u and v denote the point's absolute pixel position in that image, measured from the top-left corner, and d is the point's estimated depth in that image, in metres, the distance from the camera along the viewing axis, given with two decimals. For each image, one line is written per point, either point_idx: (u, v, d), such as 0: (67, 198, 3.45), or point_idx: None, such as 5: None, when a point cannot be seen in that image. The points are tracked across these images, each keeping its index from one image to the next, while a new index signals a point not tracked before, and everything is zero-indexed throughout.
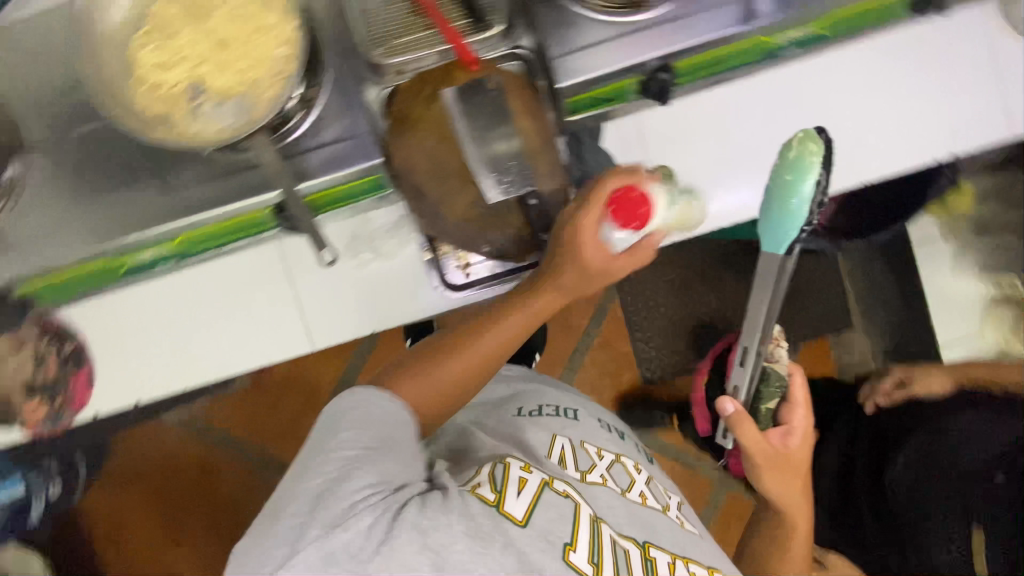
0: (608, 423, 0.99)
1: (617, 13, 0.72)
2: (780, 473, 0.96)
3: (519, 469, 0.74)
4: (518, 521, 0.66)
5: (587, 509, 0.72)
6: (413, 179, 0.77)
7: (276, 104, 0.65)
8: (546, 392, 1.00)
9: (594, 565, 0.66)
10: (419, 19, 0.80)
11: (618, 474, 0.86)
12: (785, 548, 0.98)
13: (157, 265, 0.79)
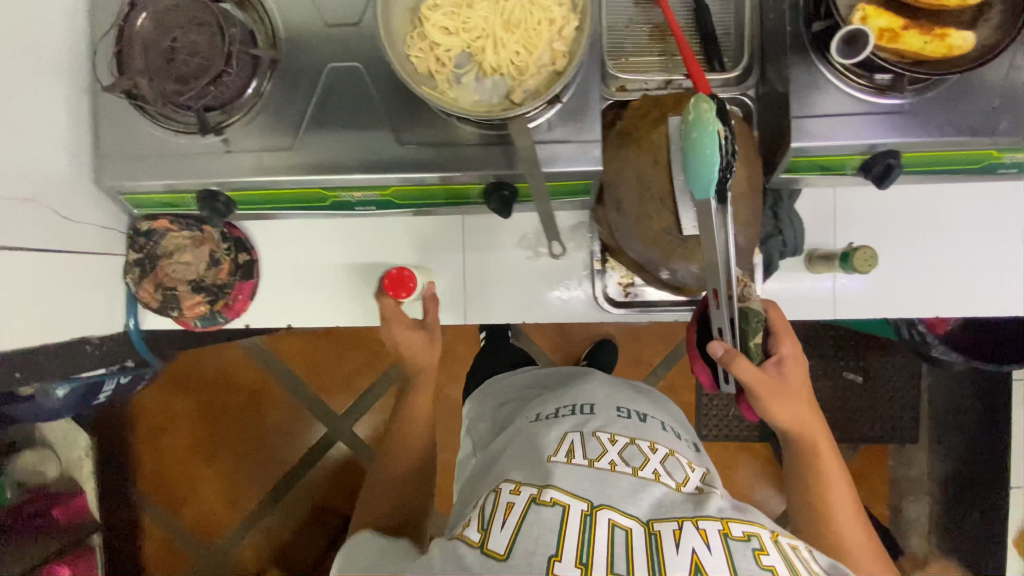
0: (631, 407, 0.80)
1: (866, 91, 0.73)
2: (781, 393, 0.72)
3: (507, 494, 0.65)
4: (497, 557, 0.59)
5: (579, 505, 0.62)
6: (618, 193, 0.78)
7: (535, 94, 0.69)
8: (579, 385, 0.85)
9: (583, 567, 0.57)
10: (657, 47, 0.84)
11: (629, 455, 0.69)
12: (829, 520, 0.74)
13: (357, 206, 0.82)
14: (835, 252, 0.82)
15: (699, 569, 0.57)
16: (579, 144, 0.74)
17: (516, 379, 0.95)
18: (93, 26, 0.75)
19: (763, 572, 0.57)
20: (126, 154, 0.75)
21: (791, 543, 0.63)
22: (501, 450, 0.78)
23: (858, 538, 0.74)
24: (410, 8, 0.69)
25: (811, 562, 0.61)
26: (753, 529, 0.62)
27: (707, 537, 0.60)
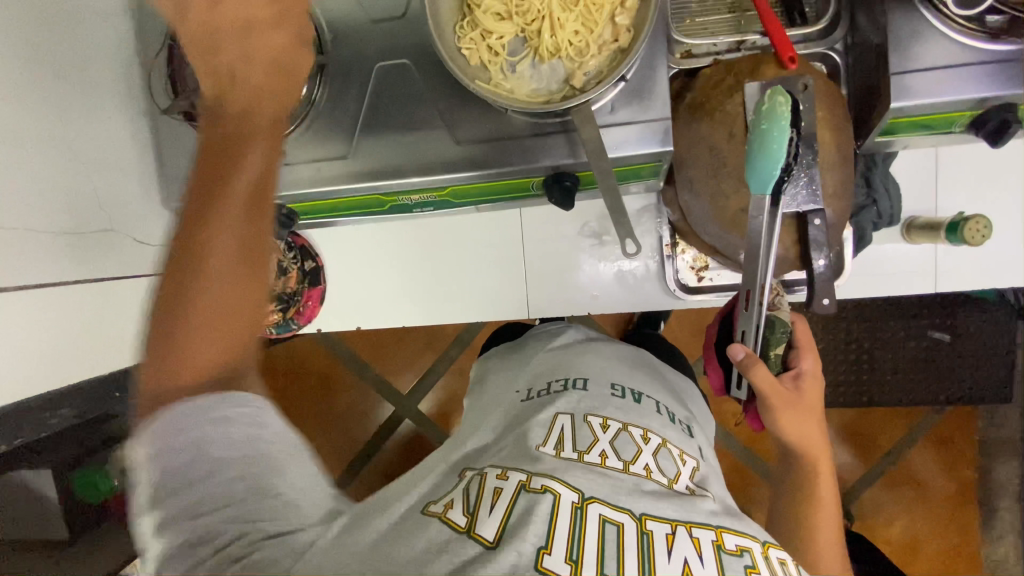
0: (626, 385, 0.69)
1: (980, 36, 0.63)
2: (796, 408, 0.70)
3: (495, 479, 0.54)
4: (484, 544, 0.46)
5: (570, 496, 0.50)
6: (689, 173, 0.73)
7: (599, 75, 0.63)
8: (575, 354, 0.73)
9: (573, 566, 0.44)
10: (725, 3, 0.77)
11: (621, 445, 0.58)
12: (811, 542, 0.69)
13: (415, 208, 0.81)
14: (942, 220, 0.73)
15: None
16: (645, 124, 0.69)
17: (506, 353, 0.80)
18: (144, 48, 0.75)
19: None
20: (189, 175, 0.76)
21: (783, 557, 0.51)
22: (484, 429, 0.67)
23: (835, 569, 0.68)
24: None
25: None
26: (748, 543, 0.50)
27: (700, 546, 0.48)
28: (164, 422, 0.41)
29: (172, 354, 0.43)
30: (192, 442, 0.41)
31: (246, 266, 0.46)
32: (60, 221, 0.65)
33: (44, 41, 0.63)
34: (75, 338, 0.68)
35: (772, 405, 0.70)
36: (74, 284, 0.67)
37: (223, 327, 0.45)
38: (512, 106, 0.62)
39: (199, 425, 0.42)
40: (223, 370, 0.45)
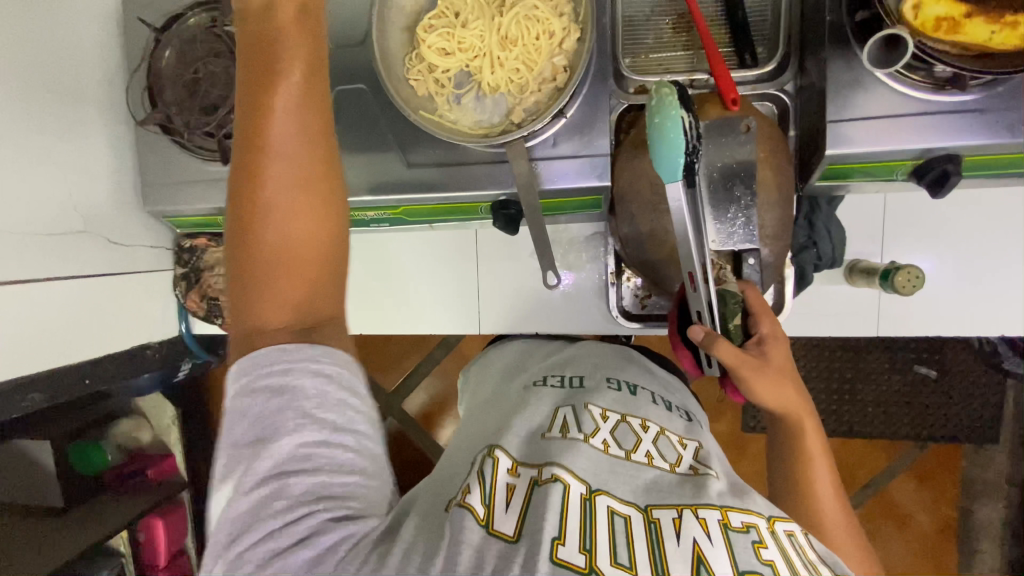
0: (621, 378, 0.71)
1: (918, 87, 0.64)
2: (768, 376, 0.67)
3: (506, 473, 0.55)
4: (507, 540, 0.48)
5: (579, 488, 0.52)
6: (631, 206, 0.74)
7: (537, 113, 0.66)
8: (573, 355, 0.76)
9: (588, 555, 0.46)
10: (681, 40, 0.78)
11: (621, 434, 0.60)
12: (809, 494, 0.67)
13: (373, 223, 0.84)
14: (878, 266, 0.74)
15: (702, 563, 0.47)
16: (588, 158, 0.71)
17: (504, 352, 0.83)
18: (127, 62, 0.80)
19: (763, 568, 0.47)
20: (166, 182, 0.82)
21: (788, 529, 0.53)
22: (471, 431, 0.68)
23: (838, 518, 0.67)
24: (408, 26, 0.68)
25: (821, 565, 0.51)
26: (751, 519, 0.52)
27: (706, 526, 0.49)
28: (256, 356, 0.49)
29: (258, 290, 0.50)
30: (280, 386, 0.48)
31: (304, 210, 0.50)
32: (35, 223, 0.70)
33: (26, 58, 0.68)
34: (46, 330, 0.73)
35: (746, 379, 0.66)
36: (48, 280, 0.73)
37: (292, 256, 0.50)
38: (452, 137, 0.65)
39: (302, 375, 0.48)
40: (300, 310, 0.51)
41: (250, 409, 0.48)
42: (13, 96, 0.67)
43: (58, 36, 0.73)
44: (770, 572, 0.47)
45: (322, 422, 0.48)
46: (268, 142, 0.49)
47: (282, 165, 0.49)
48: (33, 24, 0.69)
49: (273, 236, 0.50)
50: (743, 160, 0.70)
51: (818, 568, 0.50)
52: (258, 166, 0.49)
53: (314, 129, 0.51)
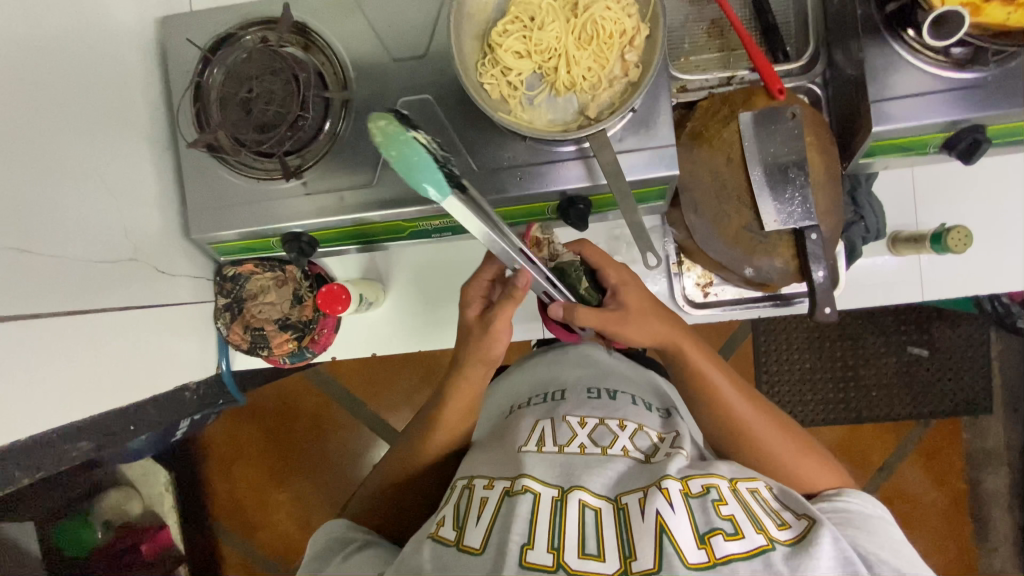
0: (600, 387, 0.86)
1: (944, 67, 0.71)
2: (633, 321, 0.72)
3: (481, 490, 0.68)
4: (473, 552, 0.61)
5: (550, 493, 0.65)
6: (694, 195, 0.79)
7: (611, 108, 0.69)
8: (556, 371, 0.91)
9: (555, 553, 0.58)
10: (715, 43, 0.84)
11: (598, 436, 0.74)
12: (750, 439, 0.74)
13: (434, 233, 0.85)
14: (922, 232, 0.80)
15: (665, 531, 0.59)
16: (655, 149, 0.74)
17: (509, 380, 0.96)
18: (171, 85, 0.78)
19: (722, 523, 0.60)
20: (211, 205, 0.78)
21: (747, 487, 0.67)
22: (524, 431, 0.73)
23: (790, 447, 0.74)
24: (476, 38, 0.71)
25: (783, 511, 0.65)
26: (712, 481, 0.65)
27: (669, 496, 0.62)
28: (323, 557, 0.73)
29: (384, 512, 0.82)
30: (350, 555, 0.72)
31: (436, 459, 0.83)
32: (88, 251, 0.66)
33: (76, 79, 0.66)
34: (99, 368, 0.68)
35: (624, 321, 0.71)
36: (101, 312, 0.68)
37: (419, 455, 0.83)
38: (535, 135, 0.67)
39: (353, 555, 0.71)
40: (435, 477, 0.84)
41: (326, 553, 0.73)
42: (67, 117, 0.64)
43: (106, 57, 0.70)
44: (729, 525, 0.60)
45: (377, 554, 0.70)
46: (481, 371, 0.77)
47: (454, 407, 0.80)
48: (84, 44, 0.67)
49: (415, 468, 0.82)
50: (795, 144, 0.76)
51: (779, 514, 0.63)
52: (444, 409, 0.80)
53: (486, 367, 0.77)
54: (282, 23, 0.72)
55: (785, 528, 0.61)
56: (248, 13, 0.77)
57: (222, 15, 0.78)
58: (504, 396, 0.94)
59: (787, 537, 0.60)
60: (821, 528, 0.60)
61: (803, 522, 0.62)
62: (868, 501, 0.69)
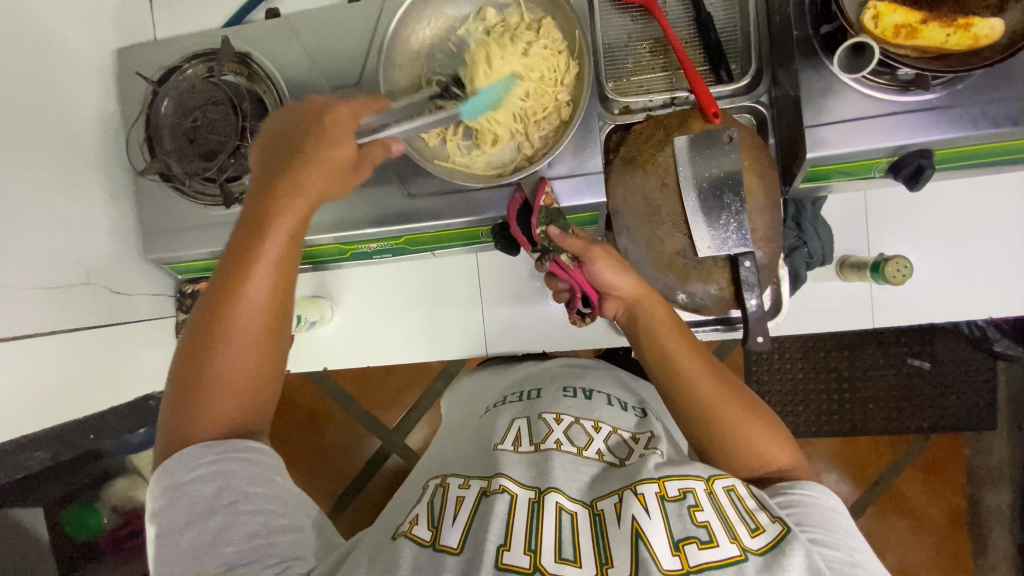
0: (577, 385, 0.78)
1: (887, 90, 0.68)
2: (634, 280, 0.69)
3: (456, 488, 0.61)
4: (451, 552, 0.54)
5: (526, 494, 0.58)
6: (626, 222, 0.77)
7: (546, 143, 0.73)
8: (535, 373, 0.85)
9: (532, 555, 0.53)
10: (659, 62, 0.82)
11: (573, 434, 0.67)
12: (710, 424, 0.64)
13: (377, 254, 0.90)
14: (867, 260, 0.81)
15: (641, 537, 0.53)
16: (582, 176, 0.76)
17: (476, 377, 0.93)
18: (125, 116, 0.83)
19: (698, 530, 0.53)
20: (162, 229, 0.82)
21: (726, 484, 0.58)
22: (459, 447, 0.73)
23: (754, 423, 0.63)
24: (411, 75, 0.74)
25: (760, 511, 0.56)
26: (689, 484, 0.57)
27: (644, 501, 0.55)
28: (178, 457, 0.52)
29: (189, 409, 0.54)
30: (212, 475, 0.52)
31: (249, 354, 0.56)
32: (38, 279, 0.71)
33: (18, 116, 0.69)
34: (53, 383, 0.73)
35: (590, 257, 0.69)
36: (50, 335, 0.72)
37: (242, 393, 0.56)
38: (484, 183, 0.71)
39: (229, 462, 0.52)
40: (233, 425, 0.56)
41: (176, 465, 0.52)
42: (12, 154, 0.68)
43: (58, 93, 0.75)
44: (704, 532, 0.53)
45: (255, 495, 0.52)
46: (270, 224, 0.56)
47: (257, 284, 0.55)
48: (28, 82, 0.71)
49: (221, 354, 0.55)
50: (729, 168, 0.73)
51: (755, 516, 0.55)
52: (254, 241, 0.56)
53: (334, 165, 0.58)
54: (222, 56, 0.75)
55: (760, 533, 0.53)
56: (192, 46, 0.81)
57: (170, 48, 0.82)
58: (471, 396, 0.89)
59: (760, 545, 0.53)
60: (795, 540, 0.52)
61: (779, 526, 0.54)
62: (821, 490, 0.59)
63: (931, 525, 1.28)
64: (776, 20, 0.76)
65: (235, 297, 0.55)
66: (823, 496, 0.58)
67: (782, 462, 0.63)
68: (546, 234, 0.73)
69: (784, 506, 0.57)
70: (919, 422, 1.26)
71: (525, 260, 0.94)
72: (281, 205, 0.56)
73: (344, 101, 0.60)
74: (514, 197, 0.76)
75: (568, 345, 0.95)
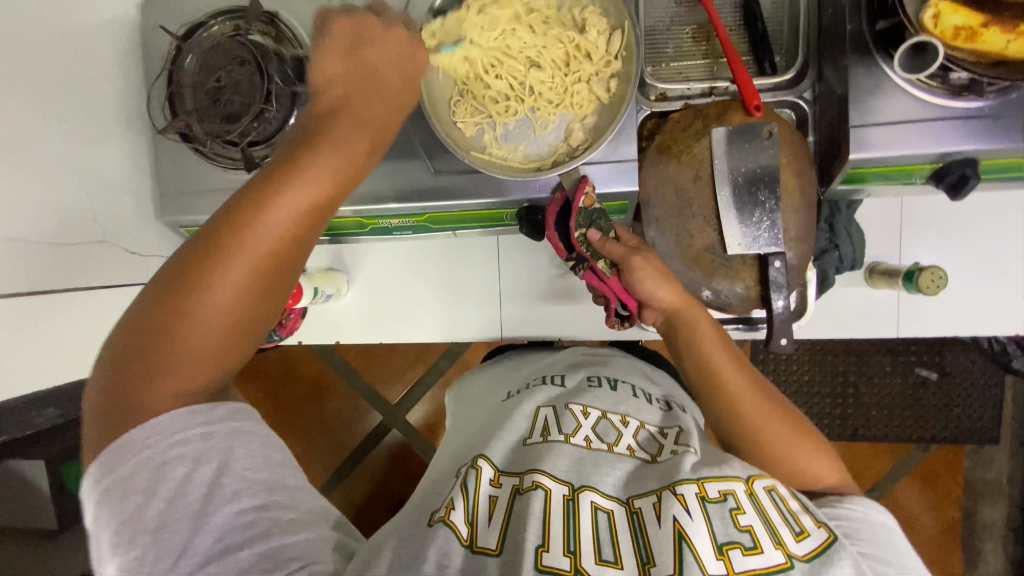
0: (602, 375, 0.78)
1: (940, 93, 0.65)
2: (678, 291, 0.70)
3: (488, 484, 0.61)
4: (491, 553, 0.54)
5: (561, 490, 0.58)
6: (655, 212, 0.75)
7: (585, 139, 0.71)
8: (550, 363, 0.84)
9: (572, 557, 0.52)
10: (701, 48, 0.79)
11: (602, 430, 0.66)
12: (758, 438, 0.64)
13: (396, 230, 0.88)
14: (898, 268, 0.80)
15: (684, 539, 0.52)
16: (616, 163, 0.72)
17: (490, 364, 0.92)
18: (145, 72, 0.80)
19: (741, 535, 0.53)
20: (180, 192, 0.80)
21: (768, 486, 0.59)
22: (474, 432, 0.73)
23: (803, 443, 0.64)
24: None
25: (804, 514, 0.57)
26: (729, 485, 0.57)
27: (685, 502, 0.55)
28: (151, 425, 0.47)
29: (153, 380, 0.47)
30: (193, 452, 0.48)
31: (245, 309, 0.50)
32: (52, 235, 0.69)
33: (38, 65, 0.67)
34: (65, 342, 0.71)
35: (630, 265, 0.70)
36: (63, 294, 0.71)
37: (205, 374, 0.49)
38: (525, 175, 0.70)
39: (224, 435, 0.49)
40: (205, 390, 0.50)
41: (146, 437, 0.47)
42: (29, 105, 0.66)
43: (78, 41, 0.72)
44: (748, 538, 0.52)
45: (257, 484, 0.49)
46: (283, 190, 0.49)
47: (268, 239, 0.49)
48: (48, 30, 0.68)
49: (203, 308, 0.48)
50: (766, 164, 0.71)
51: (799, 519, 0.56)
52: (276, 191, 0.49)
53: (364, 136, 0.53)
54: (251, 14, 0.72)
55: (805, 537, 0.54)
56: (219, 3, 0.78)
57: (195, 3, 0.79)
58: (488, 384, 0.87)
59: (805, 551, 0.53)
60: (840, 549, 0.53)
61: (825, 533, 0.55)
62: (870, 504, 0.60)
63: (927, 535, 1.28)
64: (828, 12, 0.73)
65: (238, 247, 0.48)
66: (871, 511, 0.59)
67: (829, 480, 0.64)
68: (586, 239, 0.73)
69: (832, 518, 0.58)
70: (925, 431, 1.25)
71: (546, 246, 0.92)
72: (303, 168, 0.50)
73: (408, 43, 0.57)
74: (554, 198, 0.73)
75: (584, 334, 0.94)
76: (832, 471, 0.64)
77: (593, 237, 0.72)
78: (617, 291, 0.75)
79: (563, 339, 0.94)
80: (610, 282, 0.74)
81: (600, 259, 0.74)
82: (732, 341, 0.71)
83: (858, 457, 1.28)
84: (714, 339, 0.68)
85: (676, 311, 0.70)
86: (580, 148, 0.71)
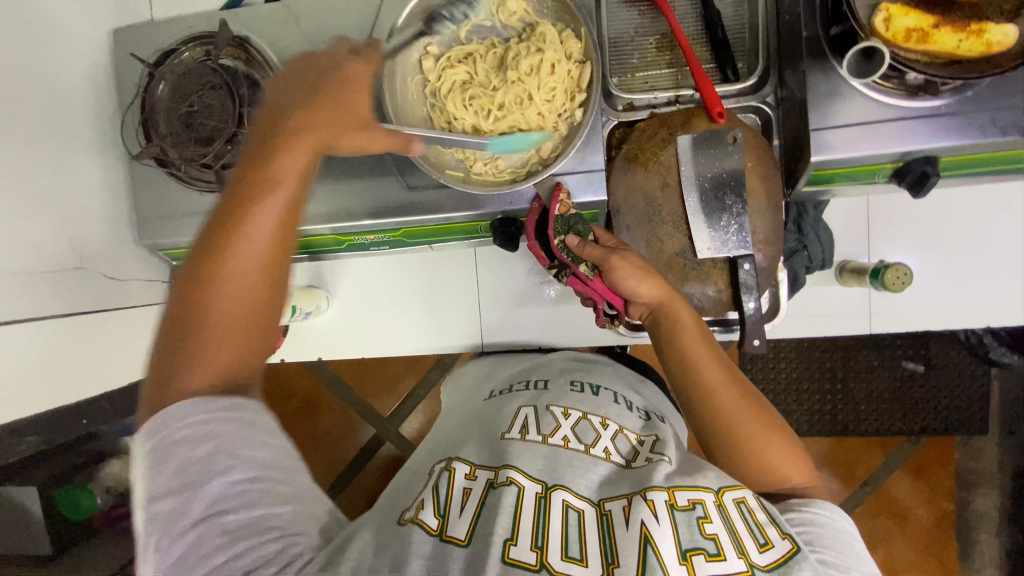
0: (584, 380, 0.78)
1: (896, 94, 0.67)
2: (658, 284, 0.71)
3: (463, 478, 0.61)
4: (460, 543, 0.54)
5: (534, 488, 0.58)
6: (626, 219, 0.77)
7: (556, 148, 0.72)
8: (536, 366, 0.85)
9: (538, 552, 0.53)
10: (665, 58, 0.81)
11: (581, 431, 0.67)
12: (730, 434, 0.65)
13: (373, 245, 0.89)
14: (867, 265, 0.81)
15: (649, 542, 0.53)
16: (585, 173, 0.73)
17: (479, 364, 0.93)
18: (121, 98, 0.81)
19: (706, 542, 0.54)
20: (158, 214, 0.81)
21: (737, 497, 0.59)
22: (457, 441, 0.73)
23: (773, 441, 0.65)
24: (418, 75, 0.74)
25: (770, 526, 0.56)
26: (698, 495, 0.57)
27: (652, 507, 0.55)
28: (168, 412, 0.47)
29: (181, 356, 0.50)
30: (205, 432, 0.47)
31: (251, 298, 0.52)
32: (27, 261, 0.69)
33: (12, 95, 0.68)
34: (42, 366, 0.72)
35: (611, 266, 0.71)
36: (41, 320, 0.71)
37: (232, 341, 0.52)
38: (495, 189, 0.71)
39: (224, 421, 0.48)
40: (227, 376, 0.51)
41: (166, 421, 0.47)
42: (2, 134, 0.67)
43: (52, 71, 0.73)
44: (712, 545, 0.54)
45: (253, 459, 0.48)
46: (279, 164, 0.53)
47: (250, 245, 0.52)
48: (19, 61, 0.69)
49: (211, 294, 0.51)
50: (731, 169, 0.72)
51: (764, 530, 0.56)
52: (256, 179, 0.53)
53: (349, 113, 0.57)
54: (220, 39, 0.73)
55: (768, 549, 0.54)
56: (191, 30, 0.79)
57: (168, 31, 0.80)
58: (474, 382, 0.88)
59: (767, 561, 0.53)
60: (806, 560, 0.54)
61: (790, 543, 0.55)
62: (835, 510, 0.61)
63: (920, 528, 1.28)
64: (785, 18, 0.74)
65: (225, 252, 0.51)
66: (837, 518, 0.60)
67: (797, 479, 0.64)
68: (564, 246, 0.75)
69: (796, 524, 0.59)
70: (912, 425, 1.26)
71: (523, 256, 0.93)
72: (300, 144, 0.54)
73: (361, 58, 0.60)
74: (532, 209, 0.75)
75: (565, 340, 0.95)
76: (802, 471, 0.65)
77: (570, 240, 0.73)
78: (604, 293, 0.76)
79: (543, 347, 0.95)
80: (593, 284, 0.75)
81: (581, 263, 0.75)
82: (710, 333, 0.71)
83: (847, 452, 1.28)
84: (691, 334, 0.69)
85: (657, 306, 0.71)
86: (551, 157, 0.72)
